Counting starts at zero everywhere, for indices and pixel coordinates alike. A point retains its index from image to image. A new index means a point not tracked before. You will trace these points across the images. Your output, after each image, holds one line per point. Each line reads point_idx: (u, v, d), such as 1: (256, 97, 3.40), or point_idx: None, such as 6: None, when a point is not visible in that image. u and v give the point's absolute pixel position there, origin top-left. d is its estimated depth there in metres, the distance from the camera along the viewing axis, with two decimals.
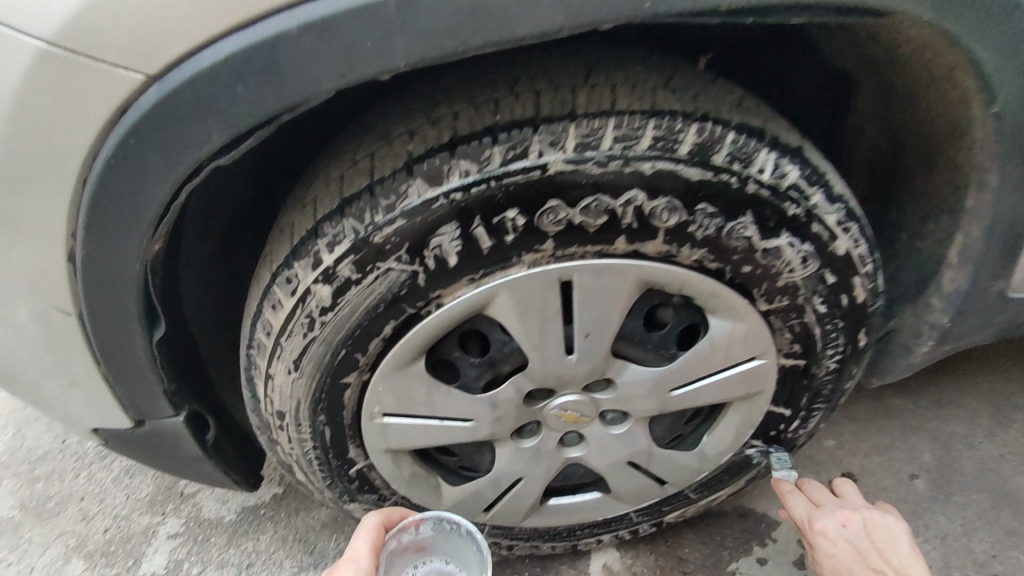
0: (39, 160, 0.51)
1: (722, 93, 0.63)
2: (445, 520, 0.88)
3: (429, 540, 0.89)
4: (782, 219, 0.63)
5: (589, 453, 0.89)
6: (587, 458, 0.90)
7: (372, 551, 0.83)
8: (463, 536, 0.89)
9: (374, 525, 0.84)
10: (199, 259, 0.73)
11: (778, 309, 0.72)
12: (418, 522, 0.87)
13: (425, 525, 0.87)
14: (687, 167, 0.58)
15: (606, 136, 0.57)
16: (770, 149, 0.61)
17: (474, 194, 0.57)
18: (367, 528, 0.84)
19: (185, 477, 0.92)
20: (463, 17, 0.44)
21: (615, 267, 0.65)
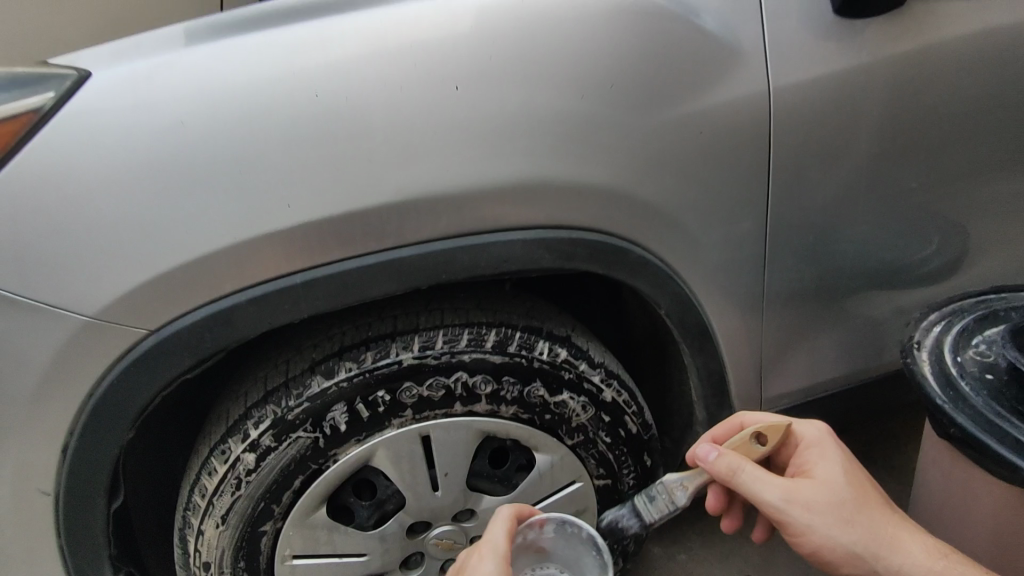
0: (60, 383, 0.78)
1: (517, 305, 0.99)
2: (569, 523, 0.88)
3: (549, 542, 0.88)
4: (560, 382, 0.98)
5: None
6: None
7: (509, 542, 0.82)
8: (586, 546, 0.88)
9: (512, 515, 0.85)
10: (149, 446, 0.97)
11: (578, 442, 1.05)
12: (543, 521, 0.87)
13: (549, 524, 0.88)
14: (491, 354, 0.93)
15: (438, 341, 0.91)
16: (546, 339, 0.97)
17: (354, 382, 0.89)
18: (504, 519, 0.84)
19: None
20: (341, 291, 0.80)
21: (457, 423, 0.96)
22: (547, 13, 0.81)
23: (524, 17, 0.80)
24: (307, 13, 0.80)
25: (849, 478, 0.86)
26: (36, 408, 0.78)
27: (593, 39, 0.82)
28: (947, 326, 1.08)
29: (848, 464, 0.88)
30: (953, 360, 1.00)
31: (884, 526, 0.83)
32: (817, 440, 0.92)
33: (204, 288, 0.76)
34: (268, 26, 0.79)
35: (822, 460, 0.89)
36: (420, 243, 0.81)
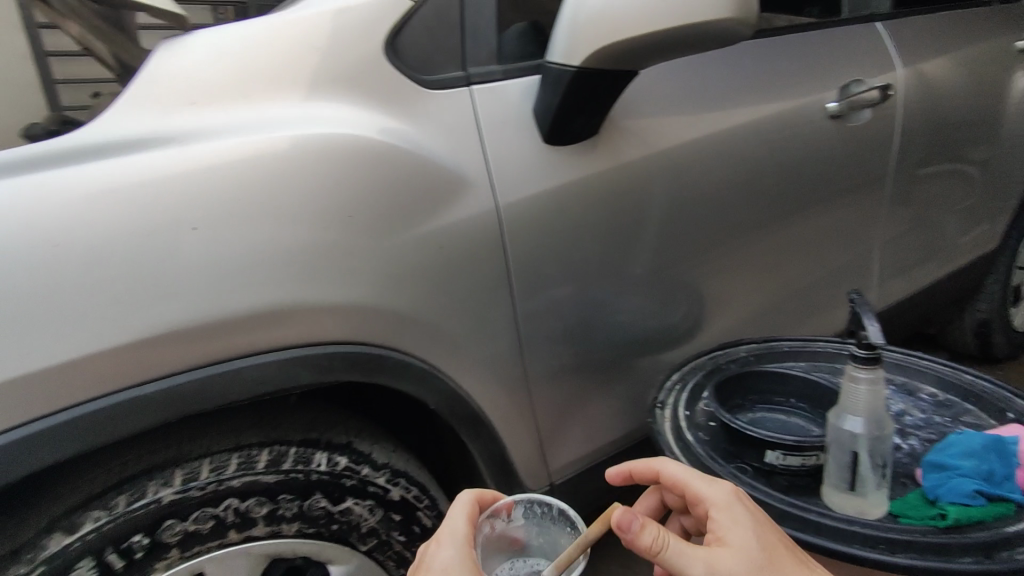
0: None
1: (298, 419, 1.00)
2: (537, 503, 0.95)
3: (520, 530, 0.94)
4: (342, 489, 1.01)
5: None
6: None
7: (468, 528, 0.84)
8: (555, 524, 0.94)
9: (471, 500, 0.88)
10: None
11: (372, 546, 1.07)
12: (510, 506, 0.92)
13: (516, 510, 0.93)
14: (263, 475, 0.94)
15: (202, 471, 0.90)
16: (324, 449, 1.00)
17: (104, 530, 0.85)
18: (464, 504, 0.87)
19: None
20: (83, 434, 0.78)
21: (233, 552, 0.94)
22: (284, 156, 0.91)
23: (262, 160, 0.89)
24: (38, 165, 0.82)
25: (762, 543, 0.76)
26: None
27: (327, 178, 0.93)
28: (683, 385, 1.27)
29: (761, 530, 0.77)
30: (684, 415, 1.18)
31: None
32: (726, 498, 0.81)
33: None
34: None
35: (731, 523, 0.78)
36: (164, 377, 0.82)
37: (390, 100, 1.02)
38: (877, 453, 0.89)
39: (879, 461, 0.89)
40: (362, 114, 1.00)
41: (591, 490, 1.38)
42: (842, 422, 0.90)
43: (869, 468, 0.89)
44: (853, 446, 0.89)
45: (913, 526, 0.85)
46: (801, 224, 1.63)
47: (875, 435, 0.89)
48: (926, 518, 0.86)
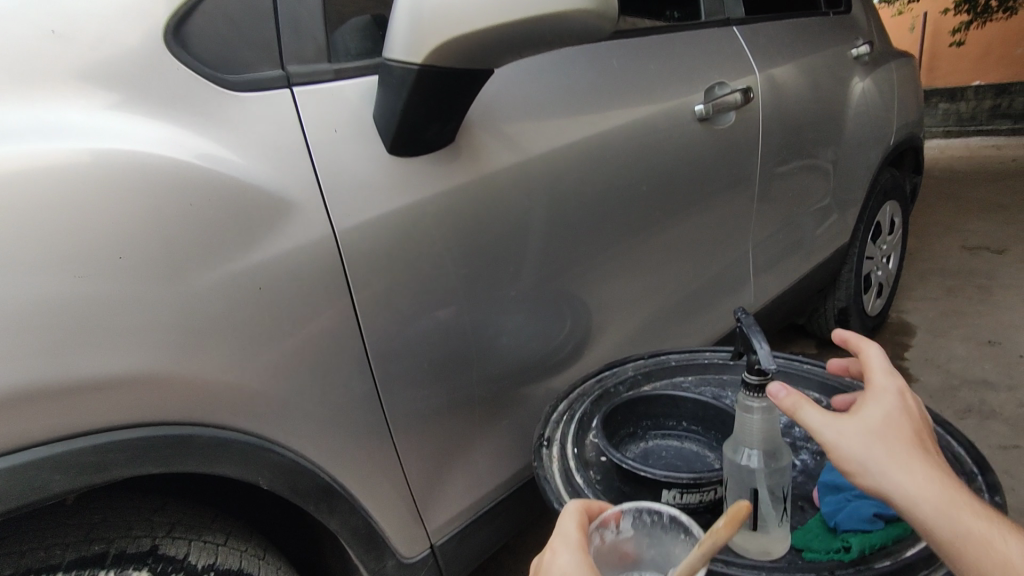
0: None
1: (69, 532, 0.77)
2: (645, 511, 0.81)
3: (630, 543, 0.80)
4: None
5: None
6: None
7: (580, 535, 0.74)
8: (667, 532, 0.80)
9: (578, 509, 0.78)
10: None
11: None
12: (617, 515, 0.80)
13: (625, 520, 0.80)
14: None
15: None
16: (111, 568, 0.78)
17: None
18: (571, 514, 0.77)
19: None
20: None
21: None
22: (15, 189, 0.68)
23: None
24: None
25: (890, 437, 0.72)
26: None
27: (83, 218, 0.72)
28: (570, 416, 1.14)
29: (889, 422, 0.74)
30: (573, 453, 1.05)
31: (946, 518, 0.67)
32: (855, 423, 0.74)
33: None
34: None
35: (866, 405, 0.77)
36: None
37: (179, 108, 0.81)
38: (775, 487, 0.81)
39: (778, 496, 0.82)
40: (140, 125, 0.78)
41: (480, 543, 1.23)
42: (735, 457, 0.83)
43: (768, 505, 0.82)
44: (749, 482, 0.81)
45: (819, 564, 0.78)
46: (677, 230, 1.58)
47: (770, 469, 0.81)
48: (832, 553, 0.80)
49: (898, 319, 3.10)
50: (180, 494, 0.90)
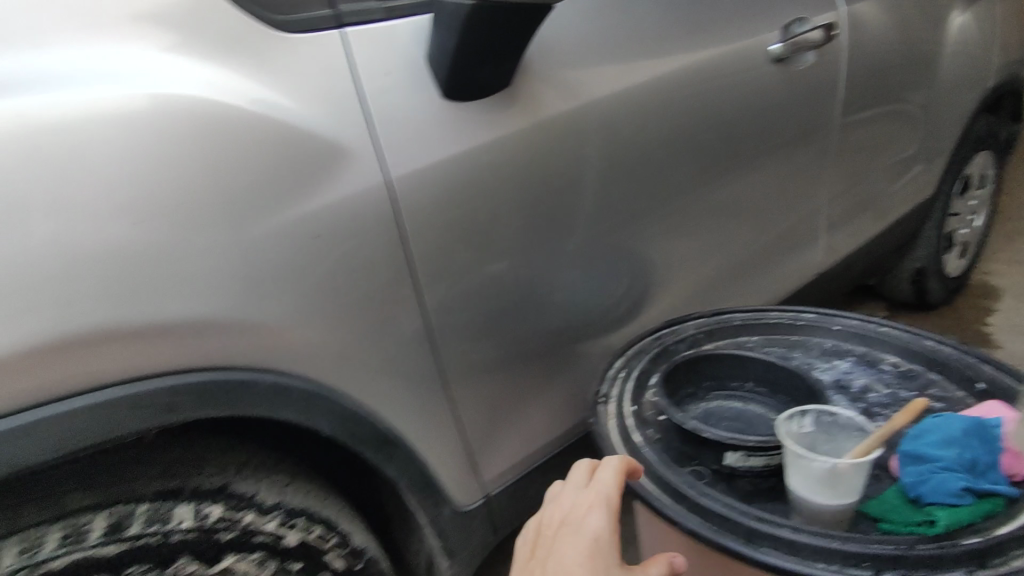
0: None
1: (149, 467, 0.79)
2: (824, 413, 0.90)
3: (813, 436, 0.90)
4: (220, 544, 0.83)
5: None
6: None
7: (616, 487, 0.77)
8: (844, 430, 0.90)
9: (622, 465, 0.81)
10: None
11: None
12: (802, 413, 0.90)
13: (807, 419, 0.90)
14: (101, 546, 0.74)
15: (9, 555, 0.69)
16: (189, 500, 0.81)
17: None
18: (614, 468, 0.80)
19: None
20: None
21: None
22: (82, 144, 0.69)
23: (36, 144, 0.66)
24: None
25: None
26: None
27: (147, 171, 0.72)
28: (627, 373, 1.11)
29: None
30: (630, 411, 1.02)
31: None
32: None
33: None
34: None
35: None
36: None
37: (225, 46, 0.78)
38: None
39: None
40: (188, 64, 0.76)
41: (533, 496, 1.23)
42: None
43: None
44: None
45: (899, 535, 0.76)
46: (746, 181, 1.49)
47: None
48: (913, 526, 0.77)
49: (984, 283, 2.87)
50: (247, 434, 0.89)
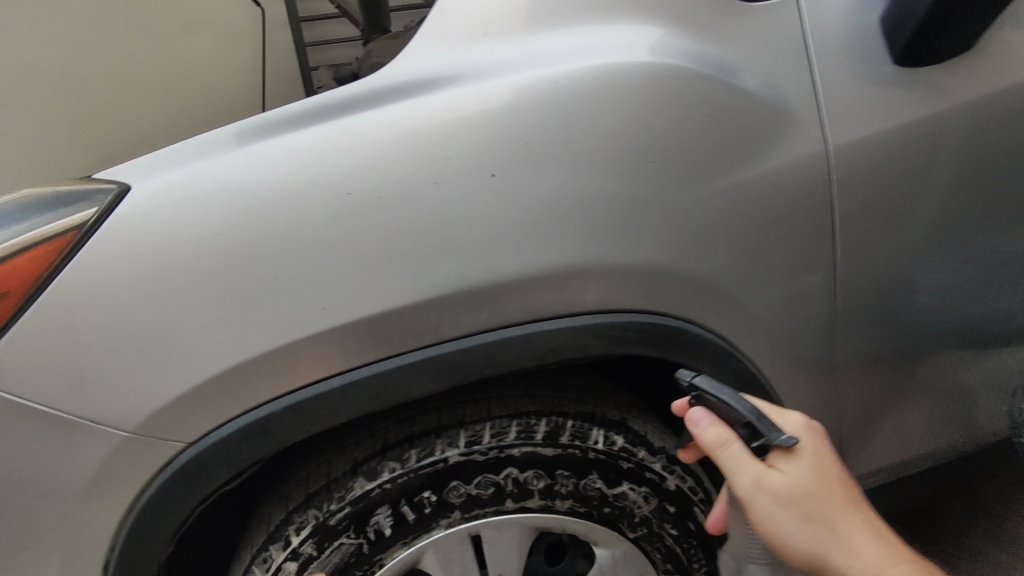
0: (92, 503, 0.74)
1: (567, 388, 0.93)
2: None
3: None
4: (620, 472, 0.92)
5: None
6: None
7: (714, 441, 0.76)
8: None
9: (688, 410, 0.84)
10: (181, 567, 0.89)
11: (642, 534, 0.96)
12: None
13: None
14: (543, 446, 0.88)
15: (485, 434, 0.86)
16: (600, 426, 0.90)
17: (399, 483, 0.84)
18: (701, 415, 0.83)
19: None
20: (378, 393, 0.73)
21: (508, 521, 0.90)
22: (586, 97, 0.75)
23: (559, 98, 0.75)
24: (341, 104, 0.76)
25: None
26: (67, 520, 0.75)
27: (630, 123, 0.76)
28: None
29: None
30: None
31: None
32: None
33: (239, 400, 0.72)
34: (309, 123, 0.75)
35: None
36: (460, 338, 0.75)
37: (697, 19, 0.81)
38: None
39: None
40: (663, 36, 0.79)
41: (886, 505, 1.13)
42: None
43: None
44: None
45: None
46: None
47: None
48: None
49: None
50: (620, 382, 1.03)
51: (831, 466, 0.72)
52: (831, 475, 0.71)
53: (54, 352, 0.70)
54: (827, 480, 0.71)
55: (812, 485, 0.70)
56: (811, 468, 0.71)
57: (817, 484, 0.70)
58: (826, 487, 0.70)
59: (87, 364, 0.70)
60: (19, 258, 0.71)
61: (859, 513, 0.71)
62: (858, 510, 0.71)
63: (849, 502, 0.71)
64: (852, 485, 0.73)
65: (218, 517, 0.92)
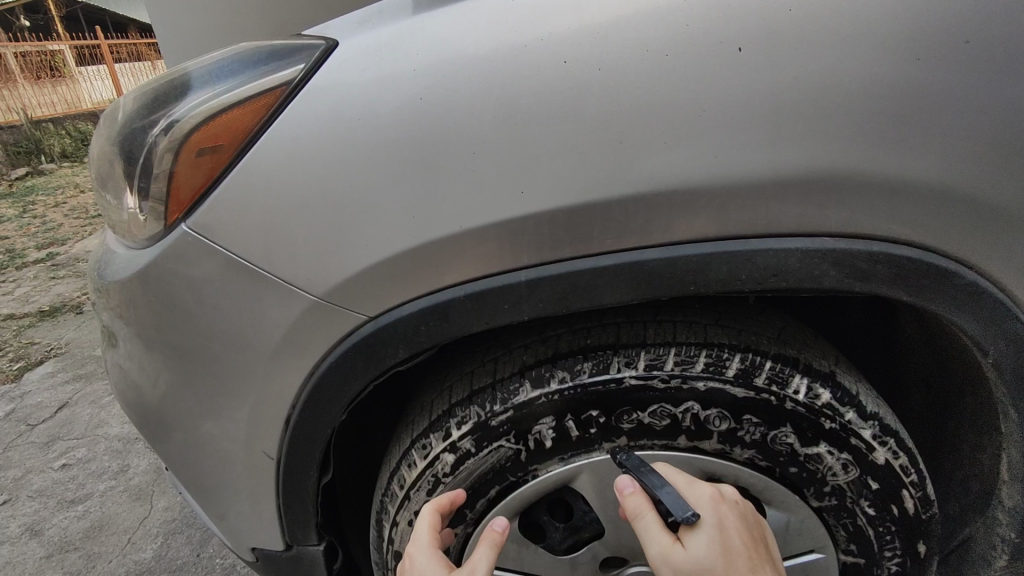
0: (279, 359, 0.77)
1: (766, 326, 0.81)
2: None
3: None
4: (819, 432, 0.78)
5: None
6: None
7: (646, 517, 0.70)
8: None
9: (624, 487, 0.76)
10: (347, 436, 0.94)
11: (829, 506, 0.82)
12: None
13: None
14: (733, 386, 0.77)
15: (668, 360, 0.76)
16: (804, 374, 0.77)
17: (567, 395, 0.78)
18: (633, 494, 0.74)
19: None
20: (568, 294, 0.67)
21: (678, 458, 0.81)
22: None
23: None
24: None
25: None
26: (258, 371, 0.79)
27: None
28: None
29: None
30: None
31: None
32: None
33: (423, 280, 0.69)
34: None
35: None
36: (667, 246, 0.65)
37: None
38: None
39: None
40: None
41: None
42: None
43: None
44: None
45: None
46: None
47: None
48: None
49: None
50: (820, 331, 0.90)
51: (731, 536, 0.67)
52: (732, 545, 0.67)
53: (258, 208, 0.71)
54: (725, 553, 0.66)
55: (713, 560, 0.65)
56: (711, 541, 0.66)
57: (715, 559, 0.65)
58: (724, 561, 0.65)
59: (285, 224, 0.70)
60: (235, 111, 0.72)
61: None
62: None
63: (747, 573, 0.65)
64: (746, 552, 0.66)
65: (382, 396, 0.94)
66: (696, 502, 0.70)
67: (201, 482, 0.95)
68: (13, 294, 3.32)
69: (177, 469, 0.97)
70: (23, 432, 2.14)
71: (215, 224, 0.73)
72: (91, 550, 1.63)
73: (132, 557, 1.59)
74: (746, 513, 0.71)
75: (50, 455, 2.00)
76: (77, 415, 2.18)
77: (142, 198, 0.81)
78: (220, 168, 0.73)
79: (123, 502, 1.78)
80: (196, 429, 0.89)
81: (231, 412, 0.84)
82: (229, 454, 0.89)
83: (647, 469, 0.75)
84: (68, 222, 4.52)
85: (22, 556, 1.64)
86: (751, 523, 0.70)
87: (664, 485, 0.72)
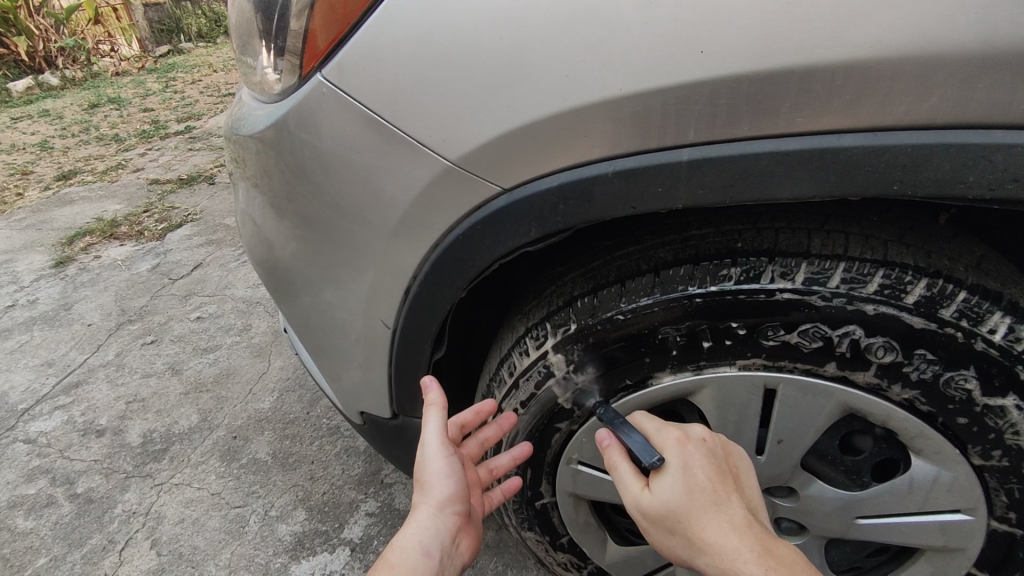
0: (403, 228, 0.74)
1: (963, 252, 0.68)
2: None
3: None
4: (1009, 381, 0.66)
5: (808, 547, 0.84)
6: (805, 551, 0.85)
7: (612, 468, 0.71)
8: None
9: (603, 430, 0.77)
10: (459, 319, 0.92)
11: (995, 467, 0.71)
12: None
13: None
14: (911, 314, 0.65)
15: (834, 274, 0.66)
16: (1006, 312, 0.65)
17: (706, 301, 0.70)
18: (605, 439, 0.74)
19: (399, 467, 1.10)
20: (737, 182, 0.57)
21: (822, 387, 0.72)
22: None
23: None
24: None
25: None
26: (381, 239, 0.77)
27: None
28: None
29: None
30: None
31: None
32: None
33: (567, 152, 0.61)
34: None
35: None
36: (874, 132, 0.53)
37: None
38: None
39: None
40: None
41: None
42: None
43: None
44: None
45: None
46: None
47: None
48: None
49: None
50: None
51: (696, 475, 0.65)
52: (696, 483, 0.65)
53: (397, 58, 0.65)
54: (689, 492, 0.65)
55: (678, 502, 0.65)
56: (674, 483, 0.66)
57: (678, 500, 0.65)
58: (688, 500, 0.64)
59: (421, 79, 0.64)
60: None
61: (720, 516, 0.63)
62: (721, 514, 0.63)
63: (712, 506, 0.64)
64: (712, 487, 0.65)
65: (496, 284, 0.91)
66: (664, 445, 0.69)
67: (320, 345, 0.99)
68: (158, 161, 3.61)
69: (299, 330, 1.01)
70: (166, 284, 2.38)
71: (351, 77, 0.68)
72: (219, 393, 1.82)
73: (253, 405, 1.76)
74: (717, 448, 0.68)
75: (188, 307, 2.23)
76: (209, 276, 2.39)
77: (277, 54, 0.78)
78: (360, 13, 0.67)
79: (244, 356, 1.96)
80: (318, 293, 0.91)
81: (350, 278, 0.84)
82: (347, 322, 0.90)
83: (621, 421, 0.73)
84: (203, 98, 4.79)
85: (165, 390, 1.86)
86: (723, 457, 0.68)
87: (632, 434, 0.70)
